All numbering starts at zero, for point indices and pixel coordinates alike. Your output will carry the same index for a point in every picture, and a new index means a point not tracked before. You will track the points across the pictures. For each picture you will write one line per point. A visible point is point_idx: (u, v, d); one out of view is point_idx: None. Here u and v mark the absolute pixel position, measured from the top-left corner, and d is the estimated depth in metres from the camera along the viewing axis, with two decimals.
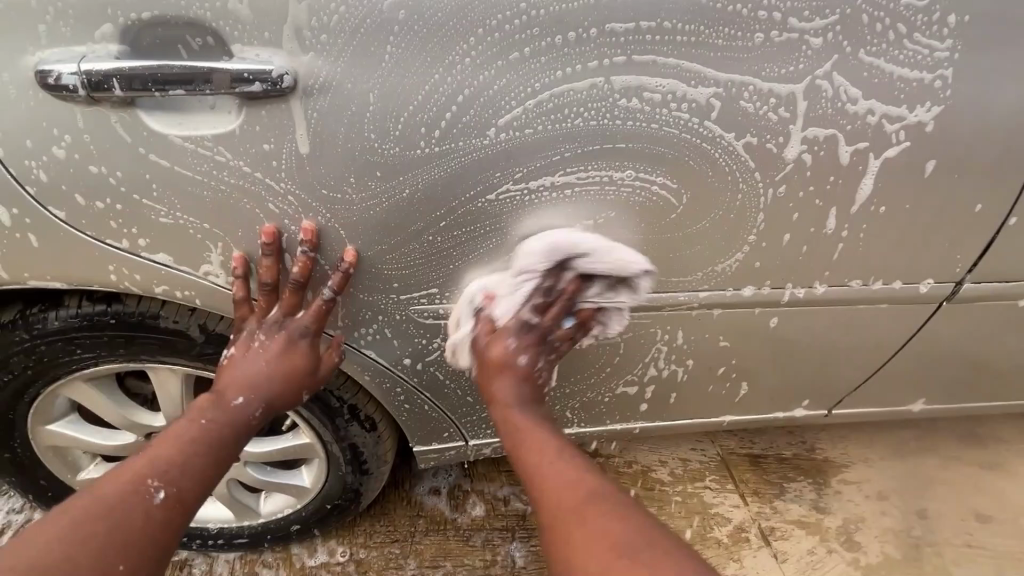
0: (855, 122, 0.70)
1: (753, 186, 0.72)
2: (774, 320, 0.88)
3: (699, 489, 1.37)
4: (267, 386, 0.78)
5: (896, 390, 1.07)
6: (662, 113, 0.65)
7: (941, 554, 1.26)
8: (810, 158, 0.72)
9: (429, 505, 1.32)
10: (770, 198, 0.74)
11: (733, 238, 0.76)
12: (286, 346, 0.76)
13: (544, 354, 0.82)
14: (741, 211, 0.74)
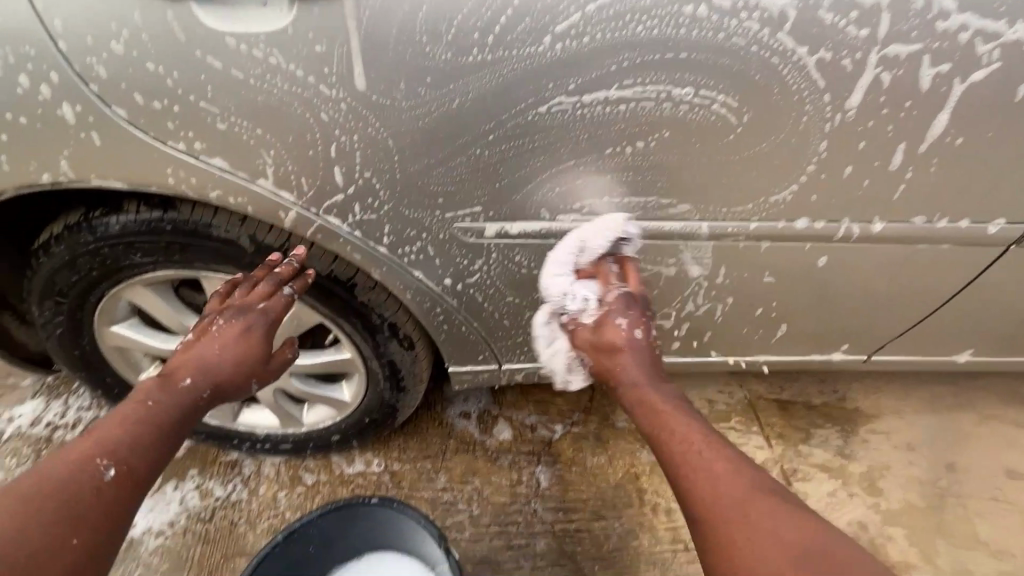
0: (945, 40, 0.64)
1: (821, 109, 0.68)
2: (823, 258, 0.85)
3: (724, 429, 1.40)
4: (221, 369, 0.75)
5: (943, 339, 1.04)
6: (730, 22, 0.61)
7: (965, 505, 1.26)
8: (888, 79, 0.66)
9: (459, 427, 1.38)
10: (838, 124, 0.69)
11: (792, 166, 0.73)
12: (245, 335, 0.78)
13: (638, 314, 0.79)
14: (804, 136, 0.70)
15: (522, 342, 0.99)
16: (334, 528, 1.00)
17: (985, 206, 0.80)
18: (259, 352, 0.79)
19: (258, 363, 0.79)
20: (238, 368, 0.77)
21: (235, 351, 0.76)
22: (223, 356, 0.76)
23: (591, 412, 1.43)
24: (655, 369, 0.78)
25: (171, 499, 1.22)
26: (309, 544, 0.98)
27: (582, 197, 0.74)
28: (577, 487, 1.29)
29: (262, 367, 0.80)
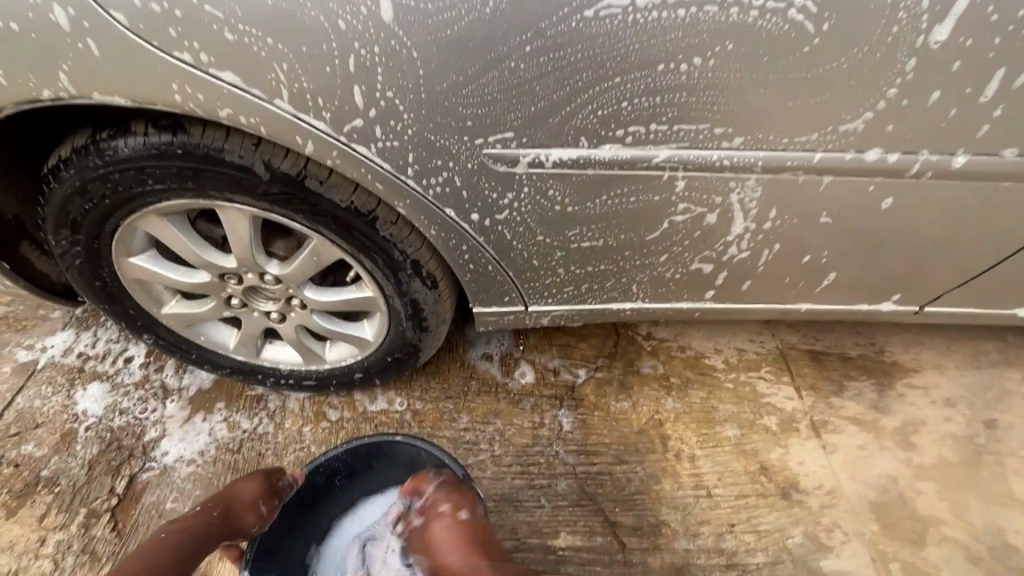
0: None
1: (914, 18, 0.58)
2: (888, 201, 0.76)
3: (752, 378, 1.36)
4: (234, 505, 0.87)
5: (1008, 289, 0.95)
6: None
7: (1003, 463, 1.22)
8: None
9: (481, 369, 1.39)
10: (932, 37, 0.59)
11: (872, 88, 0.63)
12: (257, 477, 0.91)
13: (466, 503, 0.90)
14: (889, 54, 0.60)
15: (550, 283, 0.94)
16: (356, 464, 1.00)
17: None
18: (262, 487, 0.90)
19: (263, 497, 0.90)
20: (246, 504, 0.88)
21: (245, 491, 0.89)
22: (240, 496, 0.88)
23: (616, 357, 1.41)
24: (485, 553, 0.87)
25: (201, 429, 1.25)
26: (334, 479, 0.99)
27: (626, 123, 0.66)
28: (600, 431, 1.29)
29: (265, 500, 0.90)
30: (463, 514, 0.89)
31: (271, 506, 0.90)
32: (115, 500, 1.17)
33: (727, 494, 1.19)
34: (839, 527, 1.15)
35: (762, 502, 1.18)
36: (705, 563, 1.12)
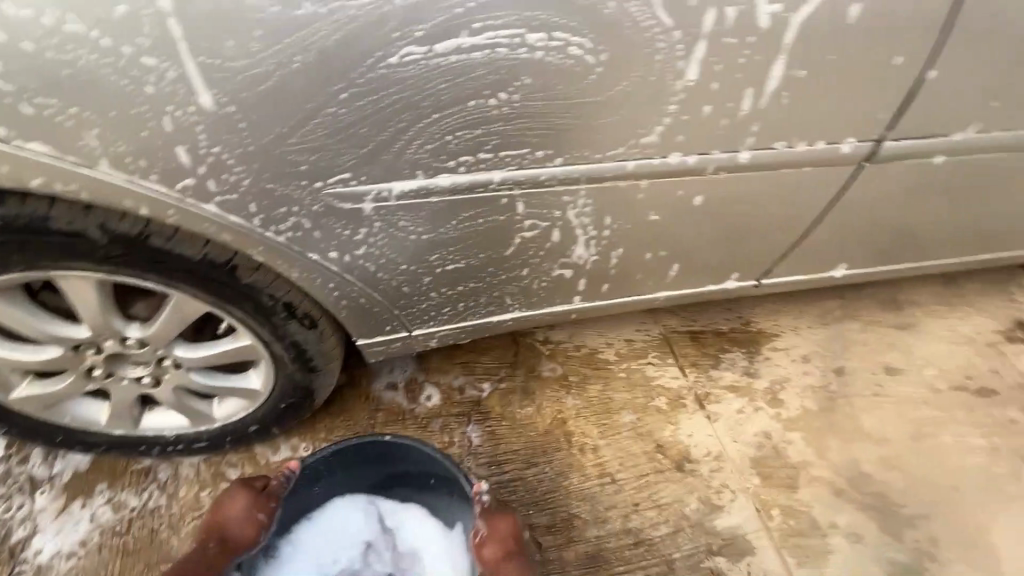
0: None
1: (668, 51, 0.67)
2: (699, 198, 0.87)
3: (642, 365, 1.48)
4: (230, 527, 0.92)
5: (821, 256, 1.12)
6: None
7: (851, 403, 1.41)
8: (733, 14, 0.65)
9: (386, 399, 1.40)
10: (689, 63, 0.68)
11: (655, 107, 0.72)
12: (242, 491, 0.94)
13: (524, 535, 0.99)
14: (658, 82, 0.70)
15: (429, 307, 0.99)
16: (339, 469, 1.01)
17: (842, 124, 0.81)
18: (250, 500, 0.94)
19: (257, 506, 0.95)
20: (241, 522, 0.93)
21: (235, 509, 0.93)
22: (231, 518, 0.93)
23: (517, 366, 1.47)
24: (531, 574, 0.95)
25: (81, 516, 1.15)
26: (312, 485, 1.00)
27: (456, 153, 0.72)
28: (508, 439, 1.34)
29: (260, 508, 0.95)
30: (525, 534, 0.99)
31: (269, 510, 0.95)
32: None
33: (629, 477, 1.28)
34: (728, 487, 1.27)
35: (660, 478, 1.28)
36: (615, 545, 1.20)
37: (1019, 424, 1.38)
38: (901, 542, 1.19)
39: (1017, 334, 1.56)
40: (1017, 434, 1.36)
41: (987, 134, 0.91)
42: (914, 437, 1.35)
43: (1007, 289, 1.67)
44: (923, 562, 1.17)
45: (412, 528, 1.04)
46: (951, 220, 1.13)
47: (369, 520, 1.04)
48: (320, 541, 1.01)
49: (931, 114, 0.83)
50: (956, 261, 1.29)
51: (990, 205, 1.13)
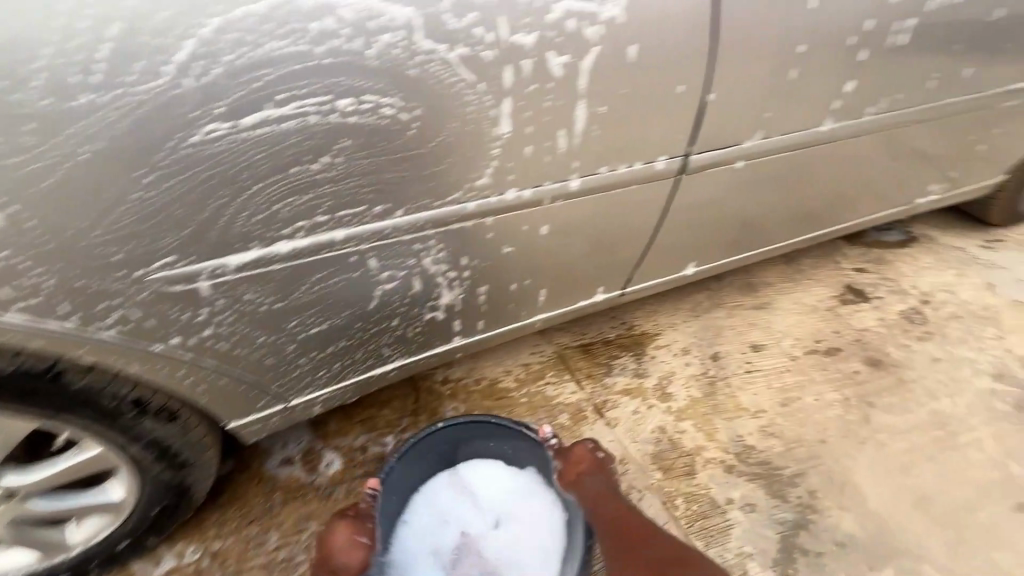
0: (559, 30, 0.71)
1: (478, 102, 0.72)
2: (545, 227, 0.94)
3: (542, 386, 1.52)
4: (336, 553, 1.01)
5: (671, 260, 1.25)
6: (364, 37, 0.62)
7: (729, 383, 1.55)
8: (528, 66, 0.72)
9: (283, 476, 1.32)
10: (501, 111, 0.74)
11: (479, 152, 0.77)
12: (337, 522, 1.04)
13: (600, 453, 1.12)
14: (477, 130, 0.74)
15: (303, 373, 0.95)
16: (409, 470, 1.17)
17: (650, 147, 0.91)
18: (348, 525, 1.04)
19: (354, 530, 1.03)
20: (345, 548, 1.01)
21: (336, 536, 1.02)
22: (336, 544, 1.01)
23: (419, 412, 1.45)
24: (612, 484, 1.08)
25: None
26: (390, 492, 1.13)
27: (290, 220, 0.72)
28: None
29: (358, 530, 1.03)
30: (600, 454, 1.11)
31: (366, 530, 1.04)
32: None
33: None
34: (634, 488, 1.33)
35: None
36: None
37: (862, 373, 1.59)
38: (786, 501, 1.29)
39: (848, 296, 1.81)
40: (862, 382, 1.56)
41: (772, 138, 1.06)
42: (782, 403, 1.50)
43: (835, 258, 1.94)
44: (807, 515, 1.27)
45: (486, 480, 1.20)
46: (768, 212, 1.30)
47: (447, 503, 1.18)
48: (421, 537, 1.15)
49: (722, 129, 0.97)
50: (785, 244, 1.48)
51: (798, 195, 1.31)
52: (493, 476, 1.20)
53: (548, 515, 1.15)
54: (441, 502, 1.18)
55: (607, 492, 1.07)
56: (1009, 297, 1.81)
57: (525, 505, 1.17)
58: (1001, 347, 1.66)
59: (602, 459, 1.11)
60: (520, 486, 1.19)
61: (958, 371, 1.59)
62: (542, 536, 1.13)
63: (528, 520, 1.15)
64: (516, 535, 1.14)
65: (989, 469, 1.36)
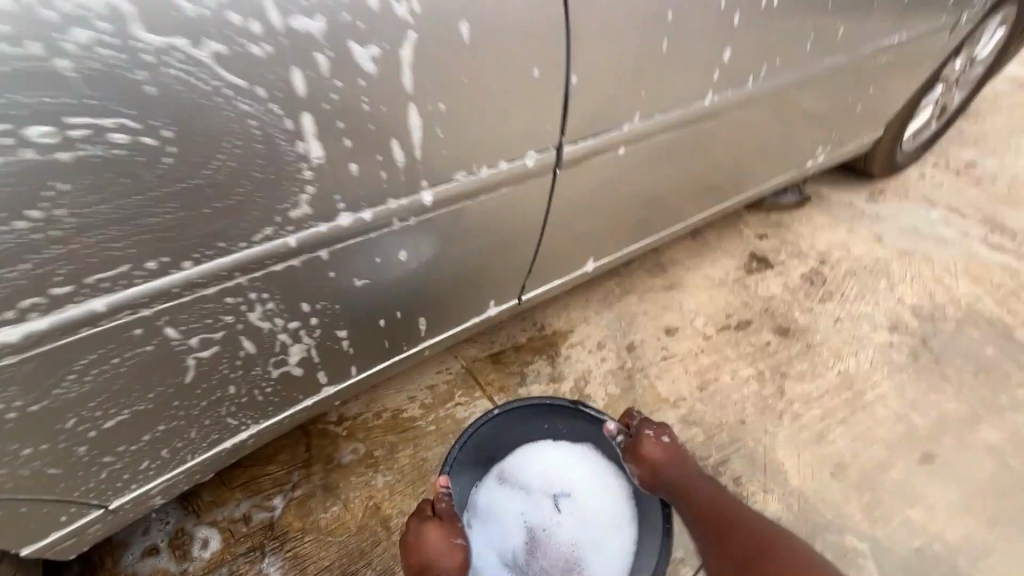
0: (356, 10, 0.55)
1: (259, 112, 0.54)
2: (404, 252, 0.79)
3: (451, 409, 1.38)
4: (436, 560, 0.92)
5: (567, 262, 1.14)
6: (42, 37, 0.44)
7: (646, 374, 1.48)
8: (324, 60, 0.55)
9: (145, 570, 1.10)
10: (297, 119, 0.57)
11: (281, 175, 0.59)
12: (427, 523, 0.96)
13: (665, 434, 1.04)
14: (268, 148, 0.57)
15: (117, 473, 0.75)
16: (463, 470, 1.06)
17: (513, 144, 0.78)
18: (439, 526, 0.95)
19: (447, 532, 0.95)
20: (444, 550, 0.93)
21: (429, 539, 0.94)
22: (433, 549, 0.93)
23: (312, 461, 1.27)
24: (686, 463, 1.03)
25: None
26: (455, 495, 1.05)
27: (9, 300, 0.52)
28: (315, 557, 1.13)
29: (449, 532, 0.96)
30: (666, 437, 1.04)
31: (458, 530, 0.96)
32: None
33: None
34: None
35: None
36: None
37: (773, 344, 1.58)
38: None
39: (753, 264, 1.81)
40: (773, 353, 1.55)
41: (654, 117, 0.96)
42: (701, 387, 1.46)
43: (737, 227, 1.93)
44: None
45: (538, 466, 1.10)
46: (662, 195, 1.22)
47: (506, 499, 1.08)
48: (487, 541, 1.04)
49: (595, 113, 0.85)
50: (684, 223, 1.42)
51: (690, 174, 1.24)
52: (547, 458, 1.11)
53: (610, 487, 1.09)
54: (498, 501, 1.07)
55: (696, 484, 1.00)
56: (896, 247, 1.88)
57: (587, 480, 1.10)
58: (894, 298, 1.71)
59: (669, 442, 1.03)
60: (578, 462, 1.11)
61: (858, 328, 1.62)
62: (611, 507, 1.07)
63: (595, 493, 1.09)
64: (584, 513, 1.07)
65: (895, 424, 1.39)
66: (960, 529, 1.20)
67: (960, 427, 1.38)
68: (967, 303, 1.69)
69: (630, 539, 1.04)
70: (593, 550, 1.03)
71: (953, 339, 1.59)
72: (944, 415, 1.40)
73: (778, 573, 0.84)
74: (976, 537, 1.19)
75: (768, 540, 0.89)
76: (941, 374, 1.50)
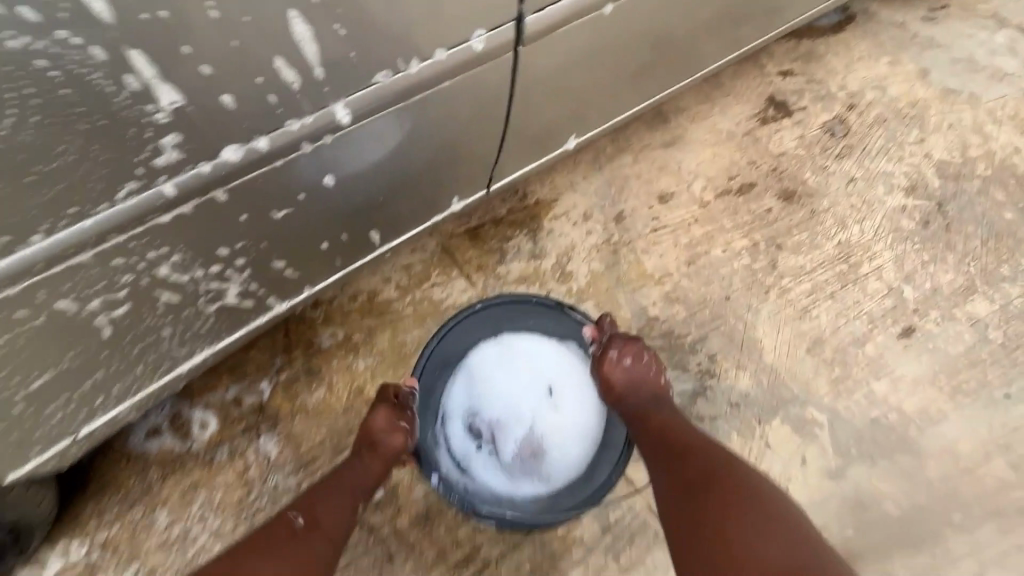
0: None
1: (69, 57, 0.51)
2: (328, 177, 0.76)
3: (428, 290, 1.34)
4: (375, 435, 1.00)
5: (545, 130, 1.00)
6: None
7: (634, 248, 1.40)
8: None
9: (153, 449, 1.19)
10: (125, 53, 0.53)
11: (122, 122, 0.57)
12: (381, 404, 1.03)
13: (630, 353, 1.06)
14: (95, 95, 0.54)
15: (74, 406, 0.77)
16: (452, 349, 1.11)
17: (433, 33, 0.67)
18: (389, 409, 1.03)
19: (394, 415, 1.02)
20: (384, 428, 1.01)
21: (376, 419, 1.01)
22: (376, 426, 1.01)
23: (293, 347, 1.28)
24: (650, 390, 1.06)
25: None
26: (437, 373, 1.11)
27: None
28: (307, 435, 1.21)
29: (397, 416, 1.02)
30: (630, 360, 1.06)
31: (406, 417, 1.03)
32: None
33: None
34: None
35: None
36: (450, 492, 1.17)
37: (775, 210, 1.45)
38: (687, 371, 1.27)
39: (769, 113, 1.57)
40: (773, 222, 1.43)
41: None
42: (688, 263, 1.39)
43: (758, 62, 1.62)
44: (705, 382, 1.26)
45: (526, 361, 1.12)
46: (667, 43, 1.01)
47: (487, 383, 1.11)
48: (456, 419, 1.10)
49: None
50: (707, 67, 1.18)
51: (708, 11, 1.01)
52: (534, 353, 1.13)
53: (587, 403, 1.12)
54: (478, 385, 1.11)
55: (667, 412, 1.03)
56: (941, 85, 1.60)
57: (567, 380, 1.13)
58: (921, 153, 1.52)
59: (635, 364, 1.06)
60: (561, 362, 1.14)
61: (872, 190, 1.47)
62: (585, 410, 1.12)
63: (570, 402, 1.12)
64: (559, 410, 1.11)
65: (884, 298, 1.35)
66: (919, 401, 1.25)
67: (950, 300, 1.34)
68: (1001, 158, 1.51)
69: (591, 442, 1.10)
70: (561, 443, 1.09)
71: (971, 201, 1.45)
72: (937, 288, 1.36)
73: (731, 506, 0.82)
74: (932, 407, 1.25)
75: (724, 477, 0.87)
76: (949, 242, 1.41)
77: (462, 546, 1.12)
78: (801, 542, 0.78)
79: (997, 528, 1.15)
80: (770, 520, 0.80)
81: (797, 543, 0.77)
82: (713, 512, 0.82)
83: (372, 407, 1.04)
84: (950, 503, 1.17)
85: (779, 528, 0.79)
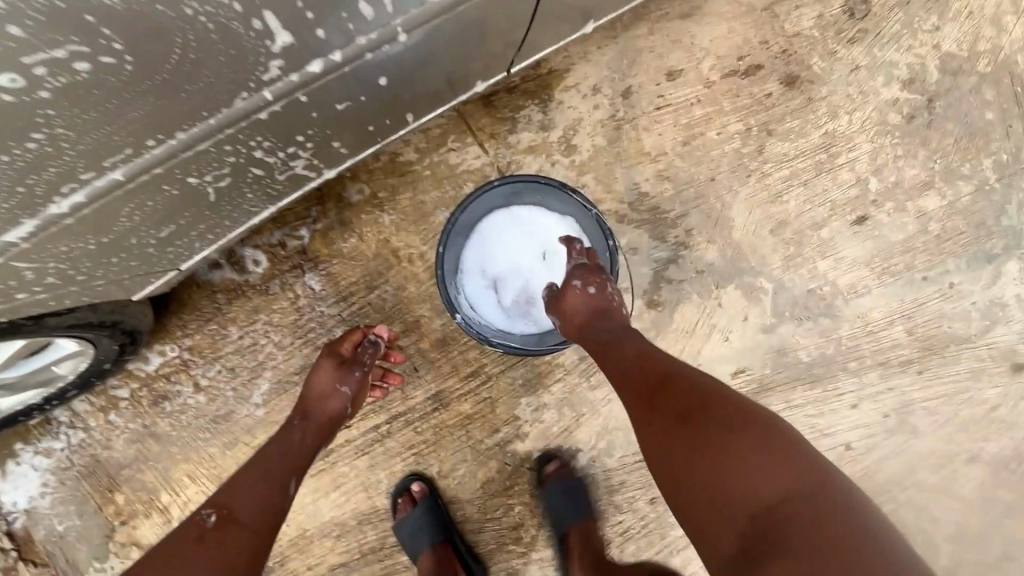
0: None
1: (217, 12, 0.64)
2: (383, 77, 0.89)
3: (445, 154, 1.47)
4: (319, 394, 1.26)
5: (564, 14, 1.07)
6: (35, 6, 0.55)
7: (636, 126, 1.50)
8: None
9: (217, 279, 1.44)
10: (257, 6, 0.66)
11: (247, 58, 0.71)
12: (324, 365, 1.29)
13: (597, 282, 1.21)
14: (232, 38, 0.68)
15: (181, 247, 0.98)
16: (470, 217, 1.34)
17: None
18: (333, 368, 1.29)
19: (337, 374, 1.28)
20: (327, 387, 1.27)
21: (322, 377, 1.28)
22: (320, 386, 1.27)
23: (326, 200, 1.45)
24: (608, 317, 1.18)
25: (28, 466, 1.42)
26: (455, 236, 1.34)
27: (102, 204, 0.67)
28: (344, 275, 1.46)
29: (341, 373, 1.29)
30: (594, 289, 1.20)
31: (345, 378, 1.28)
32: (16, 552, 1.43)
33: None
34: None
35: None
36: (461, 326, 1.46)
37: (775, 96, 1.52)
38: (665, 242, 1.49)
39: None
40: (770, 107, 1.52)
41: None
42: (684, 143, 1.51)
43: None
44: (680, 251, 1.49)
45: (530, 228, 1.35)
46: None
47: (498, 245, 1.35)
48: (472, 274, 1.36)
49: None
50: None
51: None
52: (538, 222, 1.35)
53: None
54: (490, 246, 1.35)
55: (636, 348, 1.11)
56: None
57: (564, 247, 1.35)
58: (931, 43, 1.54)
59: (599, 292, 1.20)
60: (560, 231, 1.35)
61: (871, 81, 1.53)
62: None
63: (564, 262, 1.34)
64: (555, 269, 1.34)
65: (850, 188, 1.51)
66: (852, 277, 1.51)
67: (906, 193, 1.52)
68: (1007, 53, 1.54)
69: None
70: None
71: (960, 99, 1.53)
72: (899, 182, 1.52)
73: (731, 431, 0.89)
74: (860, 283, 1.51)
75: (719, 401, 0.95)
76: (924, 138, 1.53)
77: (471, 364, 1.45)
78: (788, 451, 0.87)
79: (880, 374, 1.50)
80: (758, 438, 0.88)
81: (787, 457, 0.86)
82: (704, 455, 0.88)
83: (320, 365, 1.30)
84: (851, 354, 1.50)
85: (781, 451, 0.87)
